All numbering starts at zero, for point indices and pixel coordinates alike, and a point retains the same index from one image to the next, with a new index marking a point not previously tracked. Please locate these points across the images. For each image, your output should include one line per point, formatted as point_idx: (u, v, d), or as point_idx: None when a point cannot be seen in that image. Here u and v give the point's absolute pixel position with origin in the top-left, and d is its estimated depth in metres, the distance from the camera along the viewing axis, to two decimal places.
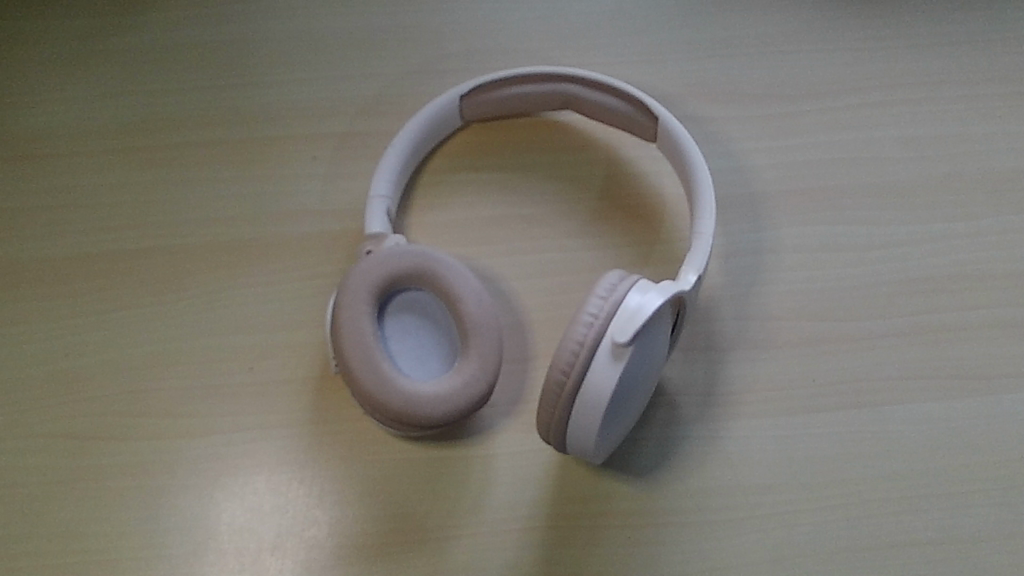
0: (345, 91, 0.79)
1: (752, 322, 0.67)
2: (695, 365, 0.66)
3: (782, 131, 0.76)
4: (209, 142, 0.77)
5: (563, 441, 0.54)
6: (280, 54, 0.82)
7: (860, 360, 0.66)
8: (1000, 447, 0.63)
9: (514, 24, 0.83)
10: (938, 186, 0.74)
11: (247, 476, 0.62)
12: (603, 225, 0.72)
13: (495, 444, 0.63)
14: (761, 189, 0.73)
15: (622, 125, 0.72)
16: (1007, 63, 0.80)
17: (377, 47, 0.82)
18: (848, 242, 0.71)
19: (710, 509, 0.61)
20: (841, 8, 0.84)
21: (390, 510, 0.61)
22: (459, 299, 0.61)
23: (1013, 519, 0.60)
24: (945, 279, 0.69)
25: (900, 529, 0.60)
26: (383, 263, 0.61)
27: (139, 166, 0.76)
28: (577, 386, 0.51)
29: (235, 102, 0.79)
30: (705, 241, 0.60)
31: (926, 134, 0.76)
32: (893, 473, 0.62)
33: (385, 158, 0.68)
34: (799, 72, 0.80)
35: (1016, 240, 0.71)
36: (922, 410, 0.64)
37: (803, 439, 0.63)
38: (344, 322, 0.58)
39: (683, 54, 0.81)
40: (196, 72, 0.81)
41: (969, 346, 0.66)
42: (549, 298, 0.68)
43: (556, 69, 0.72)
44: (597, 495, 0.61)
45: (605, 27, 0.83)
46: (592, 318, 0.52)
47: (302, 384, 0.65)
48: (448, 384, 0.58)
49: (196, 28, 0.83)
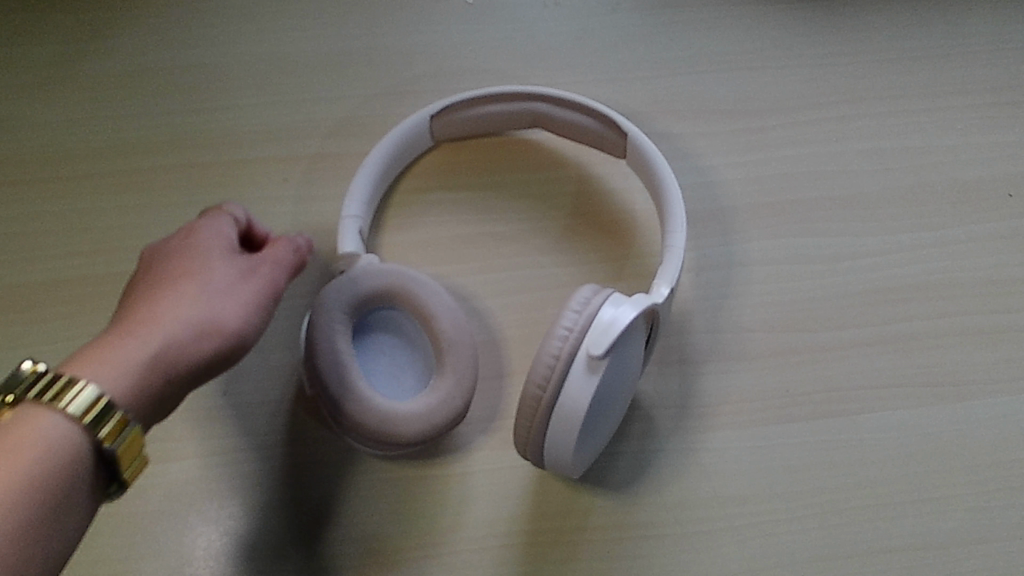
0: (314, 113, 0.80)
1: (725, 335, 0.68)
2: (669, 379, 0.66)
3: (749, 145, 0.77)
4: (180, 166, 0.77)
5: (541, 457, 0.55)
6: (249, 77, 0.82)
7: (830, 370, 0.66)
8: (970, 453, 0.64)
9: (481, 43, 0.84)
10: (904, 197, 0.75)
11: (221, 501, 0.62)
12: (574, 241, 0.72)
13: (473, 462, 0.63)
14: (730, 203, 0.74)
15: (591, 142, 0.72)
16: (969, 76, 0.81)
17: (346, 69, 0.82)
18: (817, 254, 0.72)
19: (688, 521, 0.61)
20: (803, 25, 0.85)
21: (369, 530, 0.61)
22: (433, 317, 0.61)
23: (985, 523, 0.61)
24: (912, 289, 0.70)
25: (876, 535, 0.61)
26: (356, 282, 0.61)
27: (110, 191, 0.75)
28: (554, 399, 0.52)
29: (206, 125, 0.79)
30: (678, 254, 0.61)
31: (890, 146, 0.77)
32: (868, 480, 0.62)
33: (357, 179, 0.69)
34: (765, 88, 0.81)
35: (981, 248, 0.72)
36: (893, 418, 0.65)
37: (777, 450, 0.63)
38: (318, 342, 0.58)
39: (650, 70, 0.82)
40: (163, 97, 0.81)
41: (939, 354, 0.67)
42: (523, 316, 0.69)
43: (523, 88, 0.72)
44: (575, 510, 0.61)
45: (572, 45, 0.84)
46: (567, 331, 0.52)
47: (278, 405, 0.65)
48: (425, 401, 0.59)
49: (164, 51, 0.83)
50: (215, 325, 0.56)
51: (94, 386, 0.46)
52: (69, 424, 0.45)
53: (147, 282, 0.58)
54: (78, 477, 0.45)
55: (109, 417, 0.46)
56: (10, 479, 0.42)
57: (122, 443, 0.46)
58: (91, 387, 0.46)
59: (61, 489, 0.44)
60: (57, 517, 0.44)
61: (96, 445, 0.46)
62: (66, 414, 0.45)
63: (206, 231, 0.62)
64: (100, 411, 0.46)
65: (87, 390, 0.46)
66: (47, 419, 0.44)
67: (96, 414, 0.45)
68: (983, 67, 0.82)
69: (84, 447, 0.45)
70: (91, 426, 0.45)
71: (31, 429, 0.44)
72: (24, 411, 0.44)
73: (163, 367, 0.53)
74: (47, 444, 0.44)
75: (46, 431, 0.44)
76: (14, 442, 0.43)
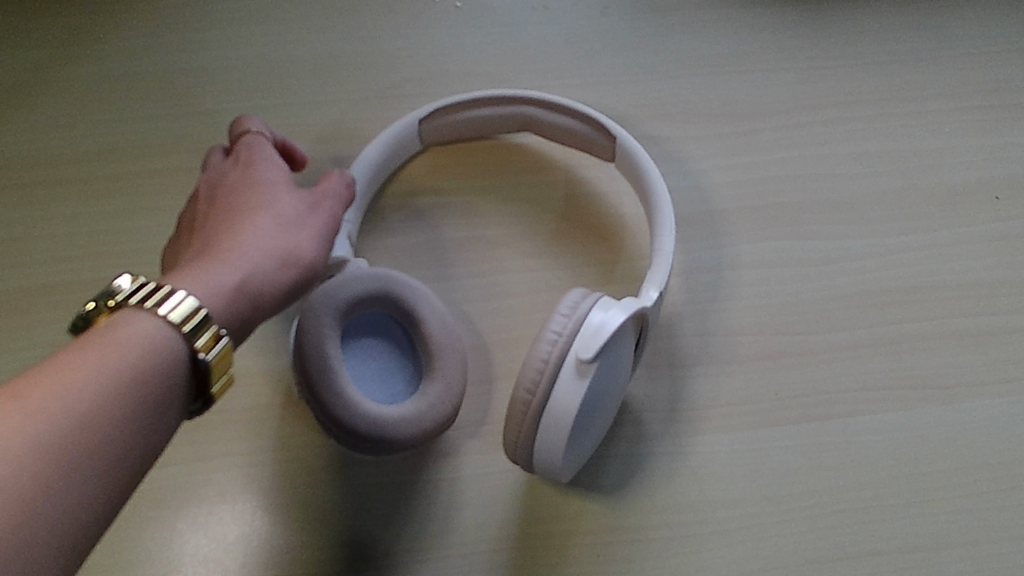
0: (303, 116, 0.79)
1: (714, 338, 0.68)
2: (660, 383, 0.66)
3: (737, 149, 0.77)
4: (168, 171, 0.76)
5: (531, 462, 0.55)
6: (237, 82, 0.81)
7: (819, 373, 0.66)
8: (958, 455, 0.64)
9: (468, 47, 0.84)
10: (892, 200, 0.75)
11: (210, 506, 0.62)
12: (564, 244, 0.72)
13: (462, 467, 0.63)
14: (719, 206, 0.74)
15: (580, 146, 0.72)
16: (955, 79, 0.81)
17: (335, 72, 0.82)
18: (806, 257, 0.72)
19: (678, 524, 0.61)
20: (791, 29, 0.85)
21: (358, 535, 0.60)
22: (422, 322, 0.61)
23: (975, 524, 0.61)
24: (900, 291, 0.70)
25: (866, 537, 0.61)
26: (347, 284, 0.61)
27: (98, 195, 0.75)
28: (543, 404, 0.52)
29: (194, 130, 0.79)
30: (666, 258, 0.61)
31: (877, 149, 0.77)
32: (857, 483, 0.63)
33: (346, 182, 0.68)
34: (752, 91, 0.81)
35: (969, 251, 0.72)
36: (882, 421, 0.65)
37: (766, 452, 0.63)
38: (310, 343, 0.58)
39: (638, 74, 0.82)
40: (152, 101, 0.80)
41: (927, 357, 0.67)
42: (513, 320, 0.69)
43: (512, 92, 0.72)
44: (565, 514, 0.61)
45: (560, 48, 0.84)
46: (556, 335, 0.52)
47: (266, 410, 0.65)
48: (415, 405, 0.58)
49: (151, 57, 0.83)
50: (297, 248, 0.56)
51: (193, 299, 0.45)
52: (169, 329, 0.44)
53: (215, 218, 0.58)
54: (174, 388, 0.44)
55: (205, 327, 0.45)
56: (119, 367, 0.40)
57: (216, 356, 0.45)
58: (192, 299, 0.45)
59: (160, 392, 0.42)
60: (157, 416, 0.42)
61: (192, 353, 0.44)
62: (165, 318, 0.44)
63: (264, 167, 0.61)
64: (199, 321, 0.45)
65: (188, 300, 0.45)
66: (151, 322, 0.43)
67: (195, 324, 0.44)
68: (969, 70, 0.82)
69: (182, 355, 0.44)
70: (190, 334, 0.44)
71: (136, 328, 0.43)
72: (126, 313, 0.44)
73: (261, 278, 0.52)
74: (151, 342, 0.43)
75: (149, 332, 0.43)
76: (120, 336, 0.42)
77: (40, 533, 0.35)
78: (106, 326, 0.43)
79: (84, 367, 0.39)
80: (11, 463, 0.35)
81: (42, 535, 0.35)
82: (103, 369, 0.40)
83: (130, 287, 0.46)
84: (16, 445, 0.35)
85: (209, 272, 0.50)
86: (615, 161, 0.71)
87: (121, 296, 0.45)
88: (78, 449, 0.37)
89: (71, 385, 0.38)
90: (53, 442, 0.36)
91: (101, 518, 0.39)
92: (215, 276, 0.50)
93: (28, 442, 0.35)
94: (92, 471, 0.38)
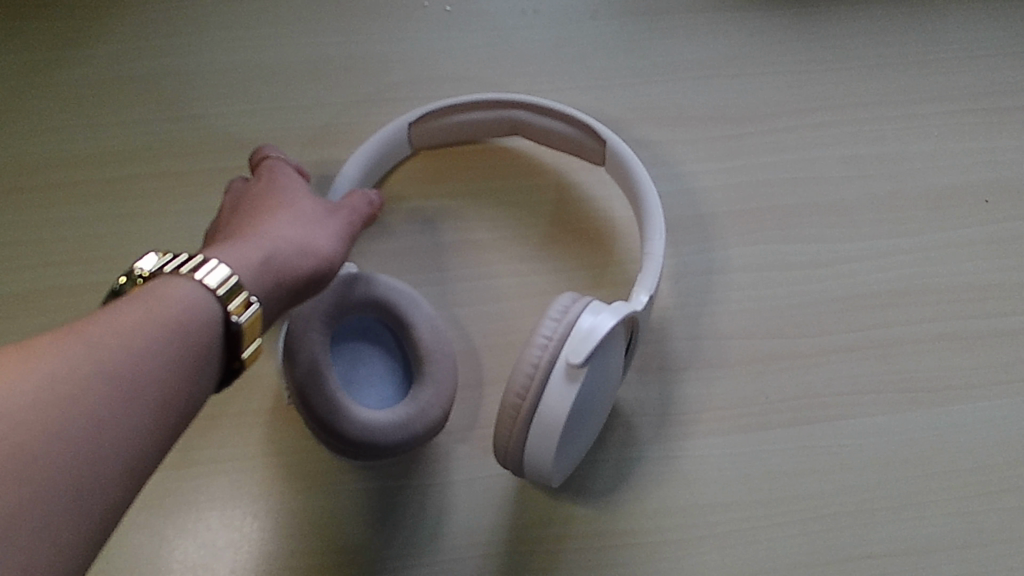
0: (293, 120, 0.79)
1: (705, 342, 0.68)
2: (650, 387, 0.66)
3: (727, 152, 0.77)
4: (157, 175, 0.76)
5: (521, 468, 0.54)
6: (227, 86, 0.81)
7: (809, 377, 0.66)
8: (948, 458, 0.64)
9: (458, 51, 0.84)
10: (882, 203, 0.75)
11: (200, 512, 0.61)
12: (554, 249, 0.72)
13: (453, 471, 0.63)
14: (710, 210, 0.74)
15: (570, 150, 0.72)
16: (944, 83, 0.82)
17: (324, 76, 0.82)
18: (796, 261, 0.72)
19: (669, 528, 0.61)
20: (780, 33, 0.85)
21: (348, 540, 0.60)
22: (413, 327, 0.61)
23: (965, 527, 0.61)
24: (890, 295, 0.70)
25: (856, 540, 0.61)
26: (336, 290, 0.60)
27: (86, 200, 0.75)
28: (533, 409, 0.52)
29: (183, 134, 0.78)
30: (656, 262, 0.60)
31: (867, 152, 0.77)
32: (848, 486, 0.63)
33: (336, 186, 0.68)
34: (743, 94, 0.81)
35: (958, 254, 0.72)
36: (872, 424, 0.65)
37: (757, 456, 0.63)
38: (298, 349, 0.58)
39: (628, 77, 0.82)
40: (141, 105, 0.80)
41: (917, 360, 0.67)
42: (503, 325, 0.68)
43: (502, 96, 0.71)
44: (555, 519, 0.61)
45: (551, 52, 0.84)
46: (547, 339, 0.52)
47: (256, 416, 0.65)
48: (405, 410, 0.58)
49: (140, 61, 0.83)
50: (321, 237, 0.57)
51: (226, 267, 0.48)
52: (205, 292, 0.46)
53: (238, 216, 0.59)
54: (210, 348, 0.46)
55: (237, 293, 0.47)
56: (167, 316, 0.43)
57: (248, 319, 0.47)
58: (224, 266, 0.48)
59: (203, 344, 0.45)
60: (201, 365, 0.45)
61: (225, 316, 0.46)
62: (199, 282, 0.46)
63: (283, 174, 0.63)
64: (231, 286, 0.47)
65: (220, 268, 0.47)
66: (185, 283, 0.46)
67: (228, 287, 0.47)
68: (957, 74, 0.82)
69: (218, 316, 0.46)
70: (224, 297, 0.46)
71: (174, 288, 0.45)
72: (163, 278, 0.46)
73: (289, 259, 0.54)
74: (189, 300, 0.45)
75: (186, 290, 0.45)
76: (163, 292, 0.45)
77: (102, 441, 0.38)
78: (146, 287, 0.45)
79: (135, 314, 0.43)
80: (64, 376, 0.38)
81: (103, 442, 0.38)
82: (152, 317, 0.43)
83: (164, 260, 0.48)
84: (66, 377, 0.38)
85: (237, 249, 0.52)
86: (605, 165, 0.70)
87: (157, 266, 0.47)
88: (130, 384, 0.40)
89: (122, 326, 0.42)
90: (104, 375, 0.39)
91: (158, 451, 0.41)
92: (244, 255, 0.51)
93: (79, 361, 0.39)
94: (143, 398, 0.40)
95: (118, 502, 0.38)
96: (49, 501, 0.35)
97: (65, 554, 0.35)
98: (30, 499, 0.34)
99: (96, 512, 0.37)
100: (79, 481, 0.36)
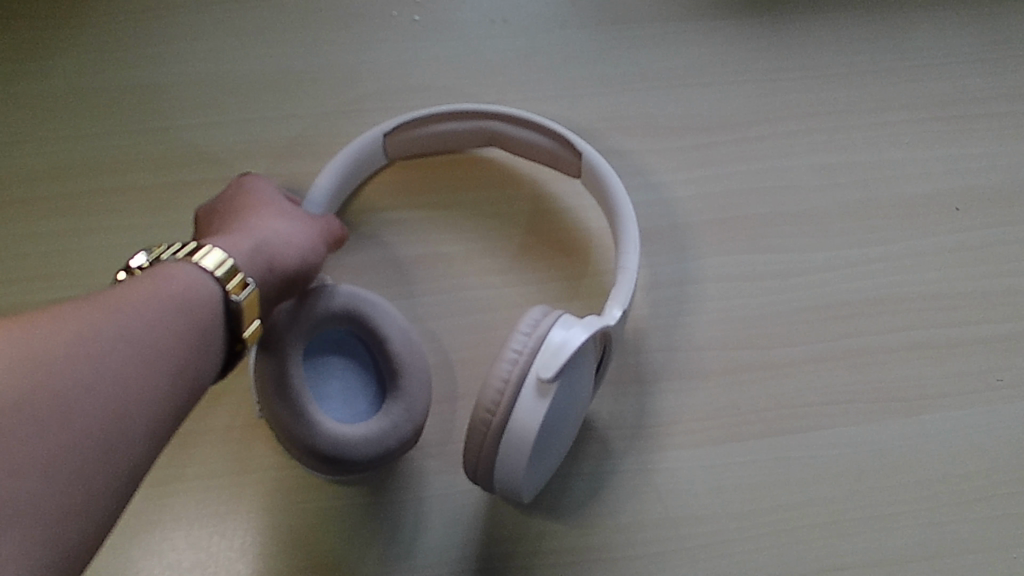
0: (260, 133, 0.78)
1: (679, 353, 0.67)
2: (624, 399, 0.65)
3: (699, 162, 0.77)
4: (120, 188, 0.75)
5: (491, 483, 0.53)
6: (193, 98, 0.80)
7: (784, 387, 0.66)
8: (921, 469, 0.64)
9: (427, 61, 0.83)
10: (854, 212, 0.75)
11: (165, 532, 0.60)
12: (526, 261, 0.71)
13: (425, 487, 0.62)
14: (682, 220, 0.74)
15: (548, 161, 0.71)
16: (916, 90, 0.81)
17: (291, 88, 0.81)
18: (769, 270, 0.71)
19: (642, 542, 0.60)
20: (753, 39, 0.84)
21: (317, 560, 0.59)
22: (388, 340, 0.60)
23: (937, 538, 0.61)
24: (864, 304, 0.70)
25: (828, 552, 0.61)
26: (311, 302, 0.59)
27: (48, 214, 0.74)
28: (503, 424, 0.51)
29: (147, 146, 0.77)
30: (630, 276, 0.60)
31: (839, 161, 0.77)
32: (821, 497, 0.62)
33: (311, 196, 0.66)
34: (715, 103, 0.80)
35: (929, 263, 0.72)
36: (846, 434, 0.64)
37: (730, 469, 0.63)
38: (272, 363, 0.57)
39: (599, 86, 0.81)
40: (104, 117, 0.79)
41: (891, 369, 0.67)
42: (473, 339, 0.68)
43: (479, 107, 0.70)
44: (529, 534, 0.61)
45: (521, 61, 0.83)
46: (517, 354, 0.52)
47: (221, 433, 0.63)
48: (379, 424, 0.57)
49: (104, 72, 0.81)
50: (300, 231, 0.60)
51: (221, 252, 0.52)
52: (204, 274, 0.50)
53: (215, 223, 0.62)
54: (214, 322, 0.49)
55: (234, 274, 0.51)
56: (170, 294, 0.47)
57: (247, 297, 0.51)
58: (220, 252, 0.52)
59: (207, 319, 0.49)
60: (208, 341, 0.48)
61: (225, 295, 0.50)
62: (199, 265, 0.50)
63: (253, 181, 0.65)
64: (228, 268, 0.51)
65: (217, 253, 0.51)
66: (186, 266, 0.50)
67: (227, 269, 0.51)
68: (928, 81, 0.82)
69: (218, 295, 0.50)
70: (222, 278, 0.50)
71: (177, 270, 0.49)
72: (164, 264, 0.50)
73: (275, 251, 0.56)
74: (193, 279, 0.49)
75: (189, 271, 0.49)
76: (164, 274, 0.49)
77: (117, 387, 0.42)
78: (149, 272, 0.49)
79: (141, 291, 0.46)
80: (83, 327, 0.42)
81: (121, 393, 0.42)
82: (157, 294, 0.47)
83: (157, 255, 0.52)
84: (87, 326, 0.42)
85: (227, 244, 0.54)
86: (582, 178, 0.69)
87: (154, 259, 0.51)
88: (143, 345, 0.44)
89: (137, 298, 0.46)
90: (120, 332, 0.43)
91: (172, 414, 0.45)
92: (235, 251, 0.54)
93: (97, 319, 0.43)
94: (153, 360, 0.44)
95: (139, 449, 0.42)
96: (76, 444, 0.39)
97: (93, 494, 0.39)
98: (59, 443, 0.38)
99: (119, 460, 0.41)
100: (101, 425, 0.40)
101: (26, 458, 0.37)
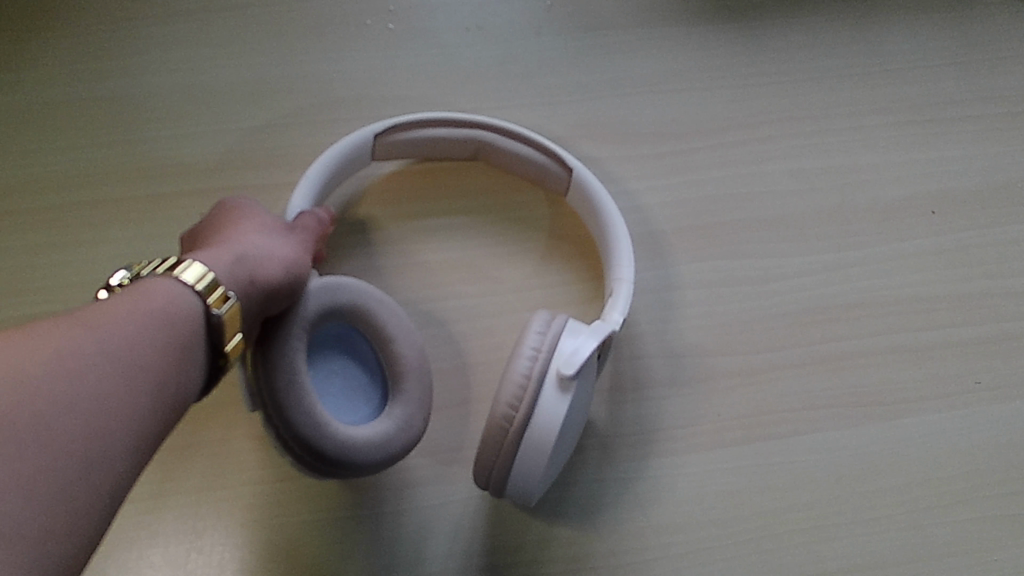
0: (232, 145, 0.77)
1: (661, 360, 0.67)
2: (607, 407, 0.65)
3: (675, 169, 0.77)
4: (92, 202, 0.74)
5: (502, 487, 0.53)
6: (163, 110, 0.79)
7: (767, 392, 0.66)
8: (903, 472, 0.64)
9: (399, 70, 0.82)
10: (830, 216, 0.75)
11: (142, 549, 0.59)
12: (507, 269, 0.71)
13: (410, 499, 0.61)
14: (660, 226, 0.73)
15: (535, 175, 0.71)
16: (888, 94, 0.82)
17: (265, 99, 0.80)
18: (748, 276, 0.71)
19: (629, 552, 0.60)
20: (726, 44, 0.84)
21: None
22: (392, 341, 0.60)
23: (920, 542, 0.62)
24: (843, 308, 0.70)
25: (813, 558, 0.61)
26: (317, 296, 0.58)
27: (18, 229, 0.72)
28: (525, 421, 0.50)
29: (118, 159, 0.76)
30: (627, 287, 0.60)
31: (813, 166, 0.77)
32: (806, 502, 0.62)
33: (299, 188, 0.65)
34: (689, 109, 0.80)
35: (906, 266, 0.73)
36: (828, 439, 0.65)
37: (716, 476, 0.63)
38: (279, 355, 0.55)
39: (572, 94, 0.81)
40: (73, 130, 0.78)
41: (871, 373, 0.67)
42: (455, 348, 0.67)
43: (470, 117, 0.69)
44: (514, 545, 0.60)
45: (494, 69, 0.82)
46: (534, 352, 0.52)
47: (200, 447, 0.62)
48: (383, 428, 0.57)
49: (72, 83, 0.80)
50: (282, 241, 0.59)
51: (202, 266, 0.51)
52: (184, 288, 0.49)
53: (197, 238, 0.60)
54: (196, 336, 0.48)
55: (215, 288, 0.50)
56: (152, 308, 0.46)
57: (228, 310, 0.50)
58: (201, 265, 0.51)
59: (189, 334, 0.48)
60: (189, 355, 0.48)
61: (206, 309, 0.50)
62: (180, 280, 0.49)
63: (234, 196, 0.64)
64: (209, 281, 0.50)
65: (196, 267, 0.51)
66: (165, 280, 0.49)
67: (207, 283, 0.50)
68: (900, 85, 0.82)
69: (198, 309, 0.49)
70: (202, 292, 0.50)
71: (156, 284, 0.48)
72: (143, 279, 0.49)
73: (259, 261, 0.55)
74: (173, 293, 0.48)
75: (168, 285, 0.49)
76: (145, 289, 0.48)
77: (101, 404, 0.41)
78: (128, 287, 0.48)
79: (122, 305, 0.46)
80: (65, 343, 0.42)
81: (105, 409, 0.41)
82: (138, 308, 0.46)
83: (137, 271, 0.51)
84: (68, 342, 0.42)
85: (210, 258, 0.53)
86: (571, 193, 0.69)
87: (134, 276, 0.51)
88: (125, 359, 0.43)
89: (116, 312, 0.45)
90: (101, 348, 0.43)
91: (155, 429, 0.44)
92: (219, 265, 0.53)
93: (77, 335, 0.42)
94: (136, 374, 0.43)
95: (124, 466, 0.41)
96: (64, 463, 0.38)
97: (81, 513, 0.39)
98: (47, 462, 0.38)
99: (106, 477, 0.40)
100: (87, 442, 0.40)
101: (15, 478, 0.36)
